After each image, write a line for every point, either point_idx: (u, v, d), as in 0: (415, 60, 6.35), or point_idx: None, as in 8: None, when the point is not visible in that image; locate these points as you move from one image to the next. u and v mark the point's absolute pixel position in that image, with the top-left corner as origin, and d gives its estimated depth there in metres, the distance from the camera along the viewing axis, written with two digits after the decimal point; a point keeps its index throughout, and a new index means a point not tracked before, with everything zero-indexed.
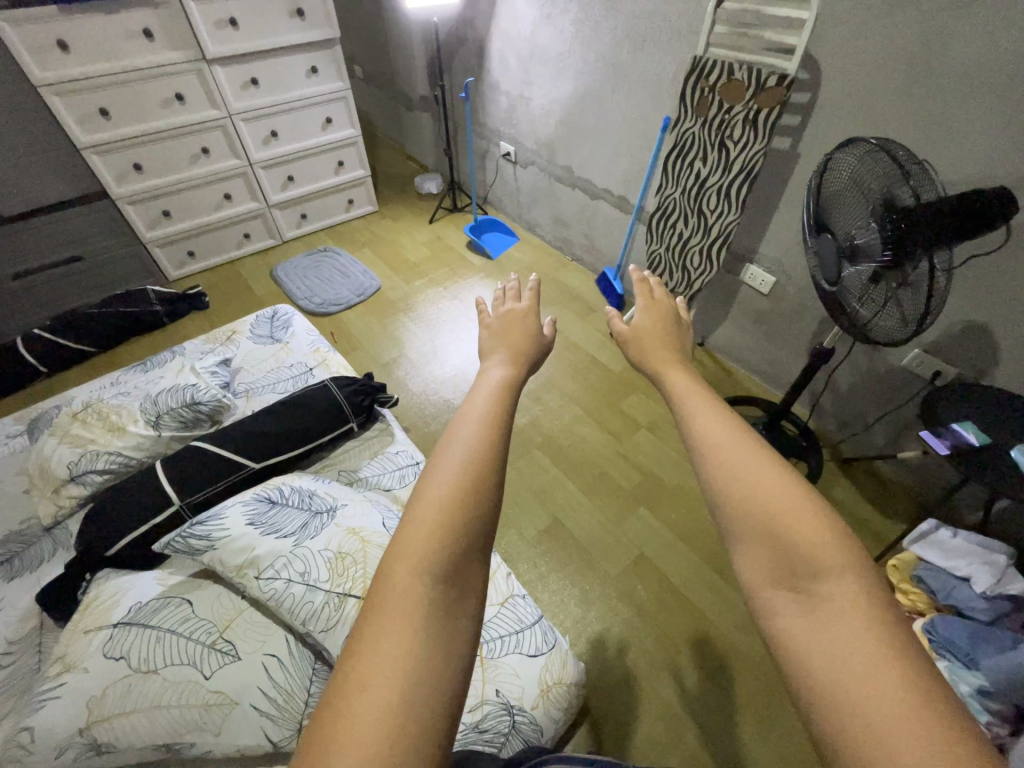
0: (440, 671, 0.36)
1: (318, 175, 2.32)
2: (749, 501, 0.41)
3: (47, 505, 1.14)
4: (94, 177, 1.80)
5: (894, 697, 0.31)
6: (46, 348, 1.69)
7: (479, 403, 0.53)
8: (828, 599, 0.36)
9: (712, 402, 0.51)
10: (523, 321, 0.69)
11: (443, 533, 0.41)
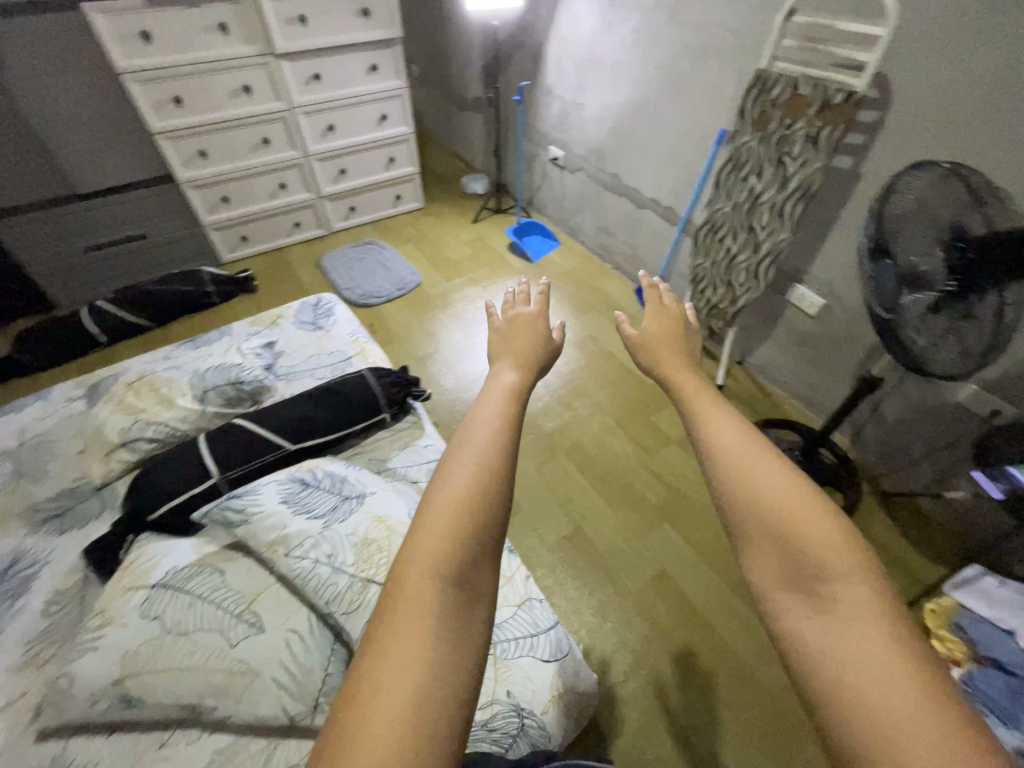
0: (454, 672, 0.38)
1: (370, 170, 2.38)
2: (766, 513, 0.44)
3: (98, 467, 1.21)
4: (163, 161, 1.90)
5: (900, 697, 0.34)
6: (107, 320, 1.80)
7: (492, 406, 0.56)
8: (837, 603, 0.39)
9: (719, 413, 0.53)
10: (529, 322, 0.73)
11: (456, 539, 0.43)
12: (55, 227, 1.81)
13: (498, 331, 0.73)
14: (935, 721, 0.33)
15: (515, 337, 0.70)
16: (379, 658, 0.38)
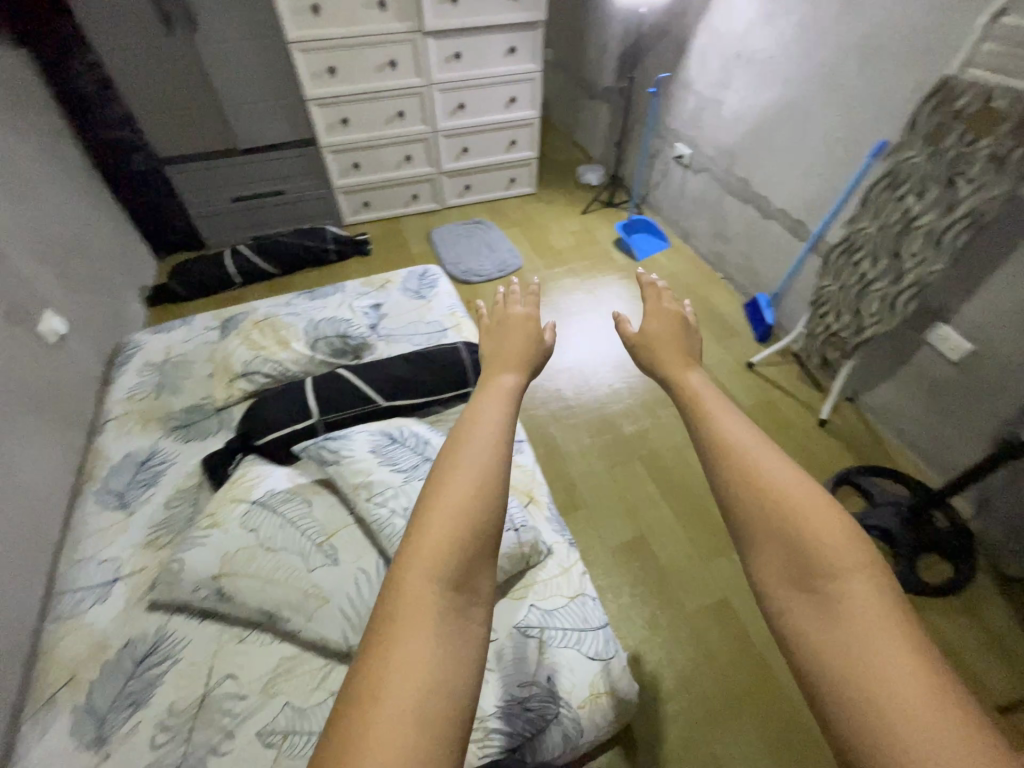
0: (453, 660, 0.42)
1: (490, 151, 2.44)
2: (766, 515, 0.48)
3: (221, 391, 1.37)
4: (311, 125, 2.07)
5: (907, 686, 0.36)
6: (244, 263, 2.02)
7: (495, 407, 0.62)
8: (839, 597, 0.42)
9: (719, 427, 0.58)
10: (522, 335, 0.83)
11: (457, 534, 0.47)
12: (216, 176, 2.05)
13: (496, 342, 0.83)
14: (934, 699, 0.36)
15: (509, 339, 0.83)
16: (382, 652, 0.41)
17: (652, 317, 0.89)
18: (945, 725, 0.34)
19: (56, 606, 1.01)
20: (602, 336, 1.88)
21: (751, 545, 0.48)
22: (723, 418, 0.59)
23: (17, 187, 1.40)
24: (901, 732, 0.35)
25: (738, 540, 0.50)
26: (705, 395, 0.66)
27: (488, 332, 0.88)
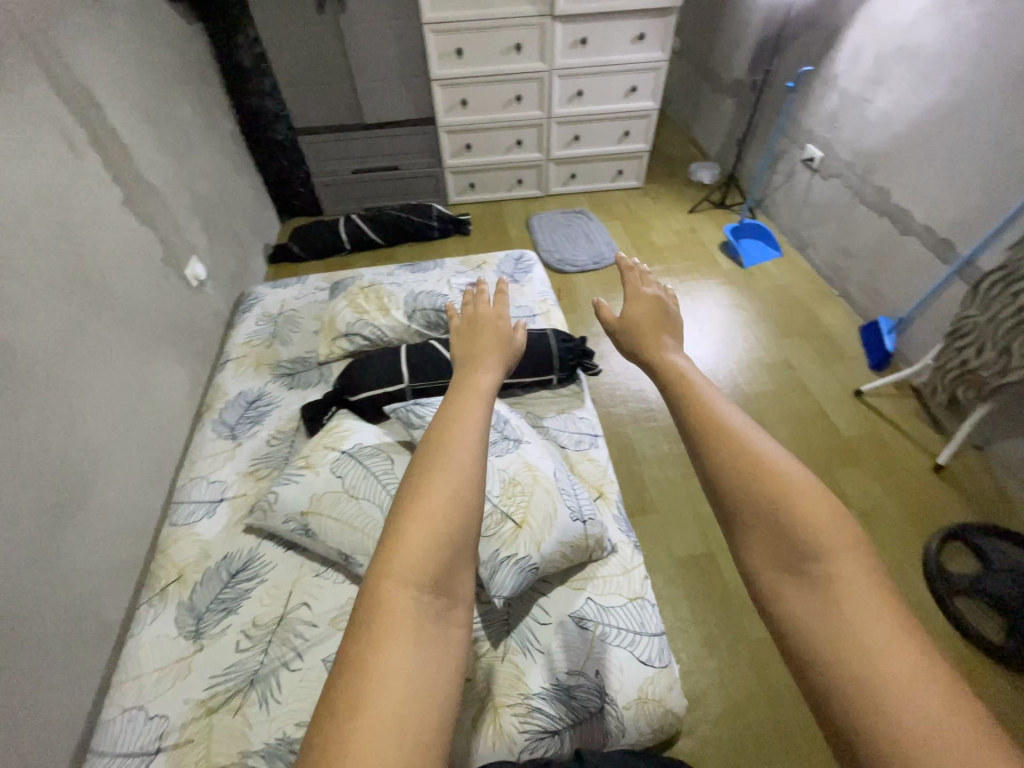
0: (435, 660, 0.43)
1: (601, 141, 2.40)
2: (759, 503, 0.51)
3: (324, 347, 1.48)
4: (433, 105, 2.16)
5: (891, 659, 0.40)
6: (355, 232, 2.16)
7: (473, 406, 0.64)
8: (824, 579, 0.46)
9: (709, 420, 0.60)
10: (497, 333, 0.84)
11: (442, 535, 0.49)
12: (341, 148, 2.20)
13: (467, 338, 0.83)
14: (917, 668, 0.40)
15: (485, 341, 0.81)
16: (361, 669, 0.41)
17: (634, 306, 0.89)
18: (926, 690, 0.38)
19: (173, 513, 1.17)
20: (693, 342, 1.81)
21: (743, 532, 0.52)
22: (706, 412, 0.61)
23: (183, 147, 1.59)
24: (892, 708, 0.38)
25: (730, 528, 0.53)
26: (690, 382, 0.68)
27: (456, 329, 0.86)
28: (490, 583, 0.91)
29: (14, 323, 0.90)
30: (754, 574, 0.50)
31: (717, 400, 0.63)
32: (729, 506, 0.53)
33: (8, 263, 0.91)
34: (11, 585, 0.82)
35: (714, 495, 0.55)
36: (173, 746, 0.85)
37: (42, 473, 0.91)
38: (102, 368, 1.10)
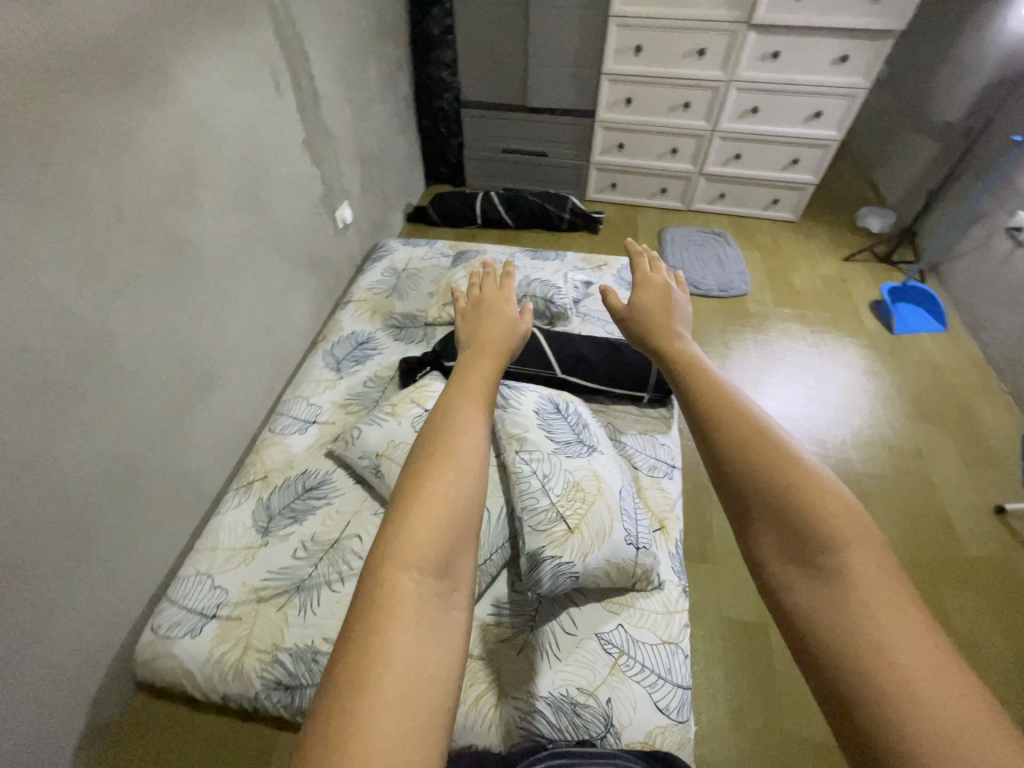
0: (437, 646, 0.41)
1: (763, 165, 2.23)
2: (773, 495, 0.47)
3: (434, 309, 1.56)
4: (597, 99, 2.15)
5: (919, 669, 0.37)
6: (490, 208, 2.22)
7: (475, 386, 0.63)
8: (838, 573, 0.42)
9: (728, 407, 0.55)
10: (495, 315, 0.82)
11: (448, 517, 0.47)
12: (497, 126, 2.27)
13: (473, 321, 0.82)
14: (943, 676, 0.37)
15: (487, 324, 0.79)
16: (359, 664, 0.39)
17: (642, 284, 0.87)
18: (946, 688, 0.36)
19: (273, 423, 1.31)
20: (808, 400, 1.62)
21: (750, 523, 0.48)
22: (720, 396, 0.57)
23: (363, 101, 1.74)
24: (926, 722, 0.35)
25: (739, 523, 0.49)
26: (705, 364, 0.65)
27: (460, 311, 0.87)
28: (528, 576, 0.91)
29: (196, 226, 1.05)
30: (762, 567, 0.47)
31: (728, 384, 0.59)
32: (738, 494, 0.49)
33: (204, 174, 1.05)
34: (140, 442, 0.97)
35: (721, 482, 0.51)
36: (225, 617, 0.97)
37: (184, 357, 1.06)
38: (250, 281, 1.25)
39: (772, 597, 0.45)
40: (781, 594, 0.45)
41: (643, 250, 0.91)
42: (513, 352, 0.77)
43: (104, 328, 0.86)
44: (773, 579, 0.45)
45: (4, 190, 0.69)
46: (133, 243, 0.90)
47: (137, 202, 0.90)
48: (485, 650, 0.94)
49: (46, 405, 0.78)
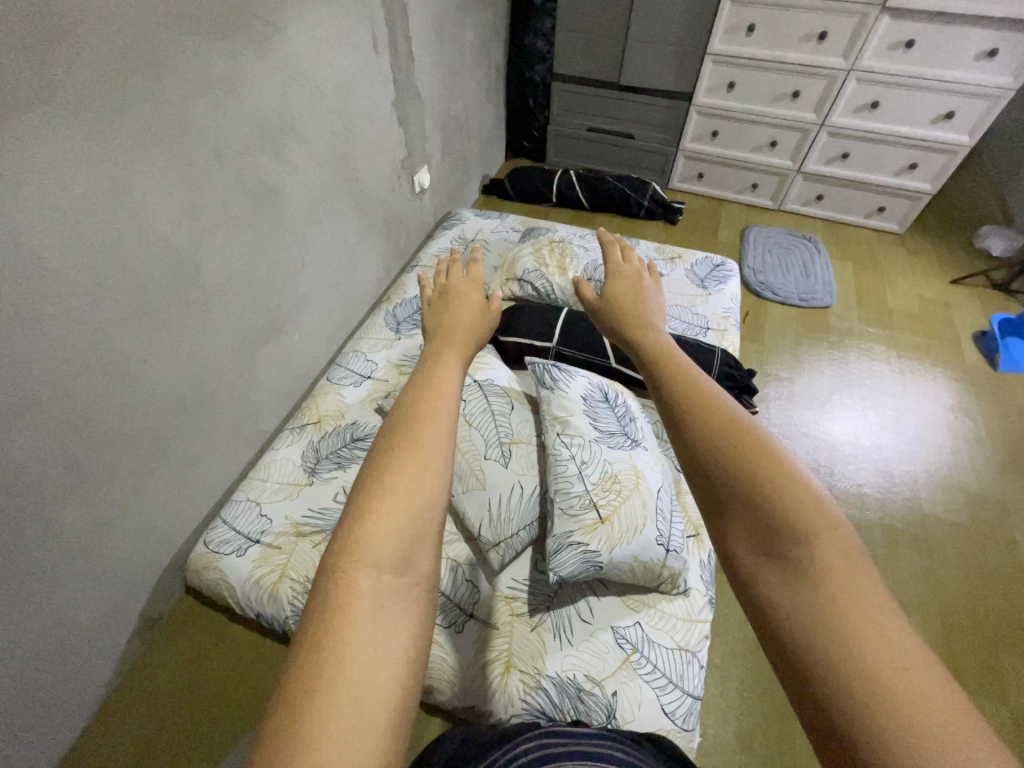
0: (395, 640, 0.42)
1: (873, 167, 2.03)
2: (743, 490, 0.48)
3: (496, 283, 1.55)
4: (697, 81, 2.02)
5: (887, 660, 0.38)
6: (566, 187, 2.15)
7: (443, 377, 0.63)
8: (808, 564, 0.43)
9: (706, 406, 0.55)
10: (467, 306, 0.85)
11: (409, 514, 0.47)
12: (586, 103, 2.19)
13: (445, 311, 0.84)
14: (913, 667, 0.38)
15: (459, 314, 0.82)
16: (314, 669, 0.38)
17: (616, 278, 0.93)
18: (912, 673, 0.38)
19: (331, 373, 1.37)
20: (880, 429, 1.49)
21: (723, 518, 0.48)
22: (699, 393, 0.57)
23: (455, 66, 1.74)
24: (897, 712, 0.36)
25: (712, 518, 0.50)
26: (689, 361, 0.66)
27: (429, 301, 0.89)
28: (552, 557, 0.90)
29: (284, 175, 1.09)
30: (736, 562, 0.47)
31: (708, 383, 0.59)
32: (714, 488, 0.50)
33: (297, 125, 1.09)
34: (212, 372, 1.04)
35: (698, 475, 0.52)
36: (268, 544, 1.04)
37: (259, 299, 1.12)
38: (326, 234, 1.30)
39: (745, 591, 0.46)
40: (755, 589, 0.45)
41: (614, 244, 1.00)
42: (480, 342, 0.80)
43: (194, 261, 0.93)
44: (745, 574, 0.46)
45: (121, 122, 0.75)
46: (227, 185, 0.96)
47: (234, 146, 0.95)
48: (501, 621, 0.96)
49: (137, 325, 0.85)
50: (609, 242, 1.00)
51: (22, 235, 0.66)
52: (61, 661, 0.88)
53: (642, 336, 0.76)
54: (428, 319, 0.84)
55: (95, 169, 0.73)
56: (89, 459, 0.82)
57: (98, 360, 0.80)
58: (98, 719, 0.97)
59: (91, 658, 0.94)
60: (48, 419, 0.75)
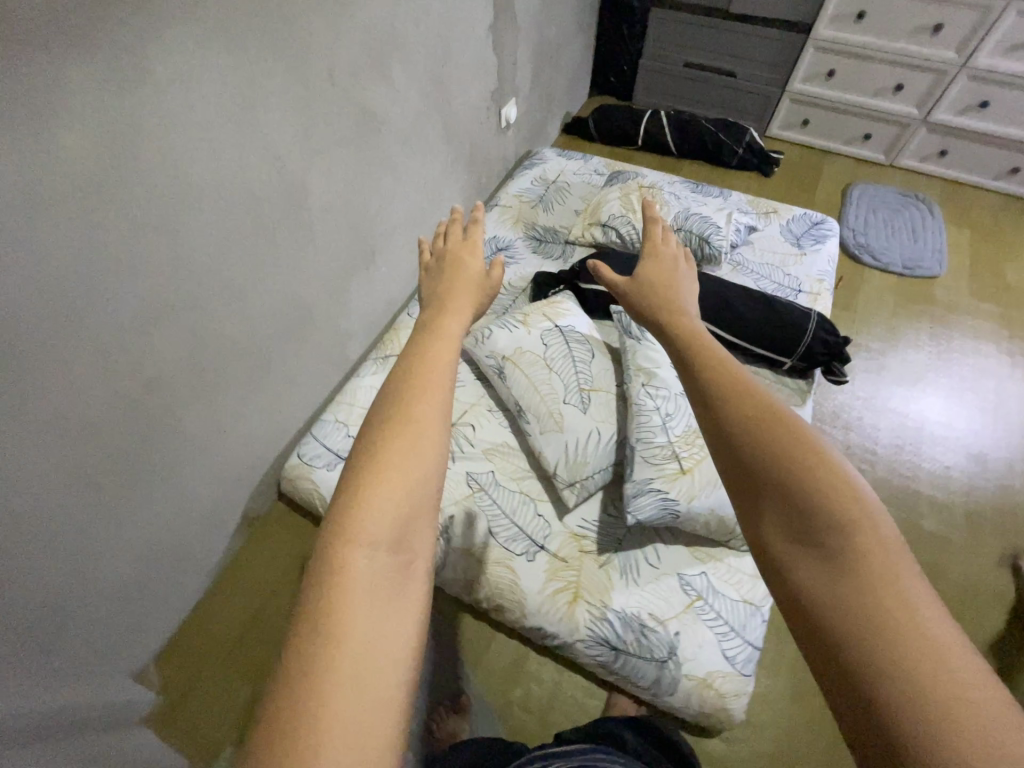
0: (390, 615, 0.43)
1: (1016, 121, 1.78)
2: (779, 479, 0.47)
3: (578, 228, 1.51)
4: (820, 10, 1.80)
5: (934, 658, 0.36)
6: (654, 127, 2.01)
7: (439, 348, 0.63)
8: (847, 554, 0.42)
9: (734, 394, 0.54)
10: (463, 274, 0.87)
11: (401, 493, 0.48)
12: (686, 34, 1.99)
13: (448, 279, 0.86)
14: (959, 659, 0.37)
15: (456, 285, 0.84)
16: (311, 646, 0.40)
17: (647, 262, 0.93)
18: (958, 668, 0.36)
19: (411, 308, 1.40)
20: (977, 412, 1.39)
21: (759, 507, 0.47)
22: (726, 382, 0.56)
23: None
24: (936, 701, 0.35)
25: (745, 508, 0.49)
26: (712, 346, 0.65)
27: (426, 265, 0.93)
28: (630, 500, 0.93)
29: (385, 99, 1.07)
30: (768, 550, 0.46)
31: (738, 370, 0.58)
32: (750, 480, 0.48)
33: (402, 46, 1.06)
34: (312, 297, 1.09)
35: (733, 467, 0.50)
36: None
37: (355, 227, 1.14)
38: (417, 167, 1.28)
39: (781, 580, 0.44)
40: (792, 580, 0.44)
41: (655, 221, 0.98)
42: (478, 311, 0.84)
43: (302, 182, 0.94)
44: (783, 564, 0.44)
45: (250, 36, 0.75)
46: (335, 106, 0.95)
47: (345, 65, 0.94)
48: (569, 555, 1.01)
49: (254, 243, 0.89)
50: (649, 222, 0.97)
51: (167, 147, 0.70)
52: (183, 543, 1.00)
53: (674, 320, 0.75)
54: (425, 286, 0.88)
55: (228, 83, 0.75)
56: (209, 368, 0.90)
57: (223, 276, 0.85)
58: (208, 594, 1.11)
59: (205, 544, 1.06)
60: (180, 326, 0.81)
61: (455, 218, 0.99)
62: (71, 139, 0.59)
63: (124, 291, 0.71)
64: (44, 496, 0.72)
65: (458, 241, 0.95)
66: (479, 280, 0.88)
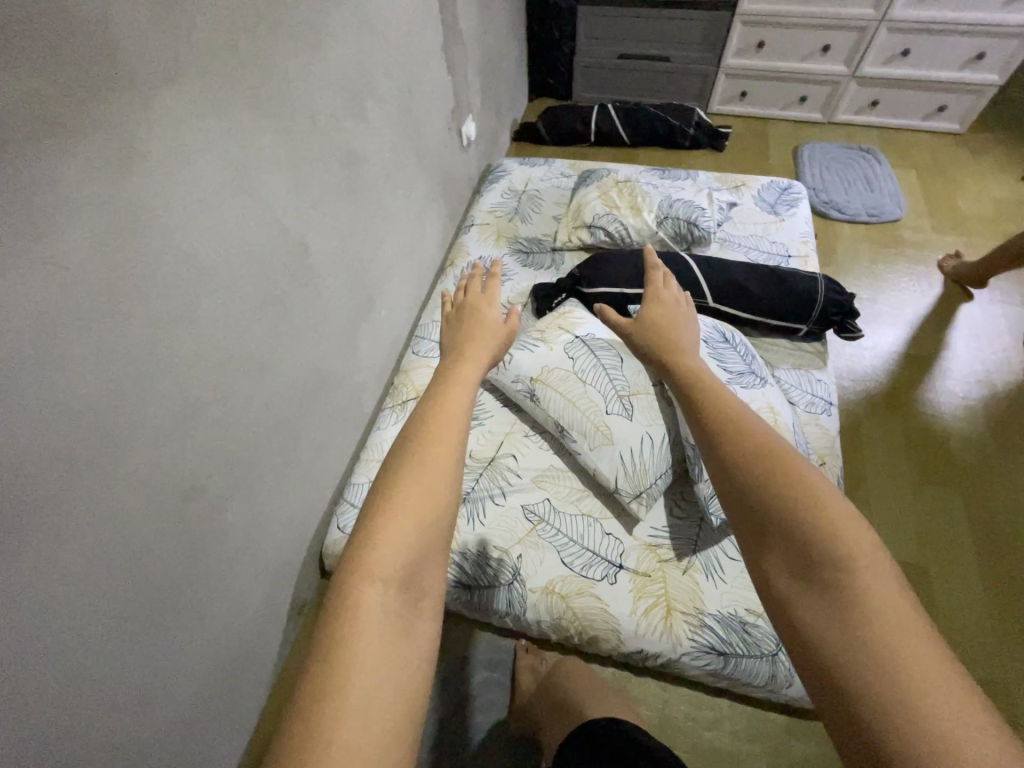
0: (403, 657, 0.42)
1: (935, 64, 1.91)
2: (782, 514, 0.47)
3: (564, 233, 1.49)
4: None
5: (930, 697, 0.37)
6: (604, 121, 2.02)
7: (456, 390, 0.61)
8: (848, 592, 0.42)
9: (734, 428, 0.55)
10: (481, 324, 0.80)
11: (415, 531, 0.46)
12: (618, 26, 2.01)
13: (453, 327, 0.82)
14: (955, 695, 0.37)
15: (473, 332, 0.78)
16: (326, 672, 0.39)
17: (650, 301, 0.91)
18: (952, 708, 0.36)
19: (414, 346, 1.33)
20: (972, 336, 1.46)
21: (762, 543, 0.47)
22: (729, 416, 0.57)
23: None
24: (931, 737, 0.35)
25: (746, 537, 0.49)
26: (715, 386, 0.65)
27: (445, 317, 0.86)
28: (707, 501, 0.95)
29: (364, 136, 1.01)
30: (772, 585, 0.46)
31: (738, 406, 0.58)
32: (753, 516, 0.48)
33: (373, 81, 1.01)
34: (326, 357, 1.01)
35: (738, 505, 0.50)
36: None
37: (356, 275, 1.07)
38: (400, 201, 1.22)
39: (780, 614, 0.45)
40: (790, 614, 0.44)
41: (656, 268, 0.97)
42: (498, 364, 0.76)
43: (302, 238, 0.87)
44: (781, 597, 0.45)
45: (236, 96, 0.68)
46: (322, 153, 0.89)
47: (325, 109, 0.88)
48: (650, 568, 0.97)
49: (266, 314, 0.81)
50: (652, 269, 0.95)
51: (173, 229, 0.62)
52: (241, 652, 0.90)
53: (676, 361, 0.75)
54: (444, 339, 0.80)
55: (221, 149, 0.68)
56: (242, 458, 0.81)
57: (241, 356, 0.77)
58: (272, 699, 1.01)
59: (262, 647, 0.96)
60: (209, 421, 0.73)
61: (474, 273, 0.93)
62: (76, 240, 0.51)
63: (149, 397, 0.62)
64: (100, 646, 0.62)
65: (478, 294, 0.88)
66: (499, 330, 0.80)
